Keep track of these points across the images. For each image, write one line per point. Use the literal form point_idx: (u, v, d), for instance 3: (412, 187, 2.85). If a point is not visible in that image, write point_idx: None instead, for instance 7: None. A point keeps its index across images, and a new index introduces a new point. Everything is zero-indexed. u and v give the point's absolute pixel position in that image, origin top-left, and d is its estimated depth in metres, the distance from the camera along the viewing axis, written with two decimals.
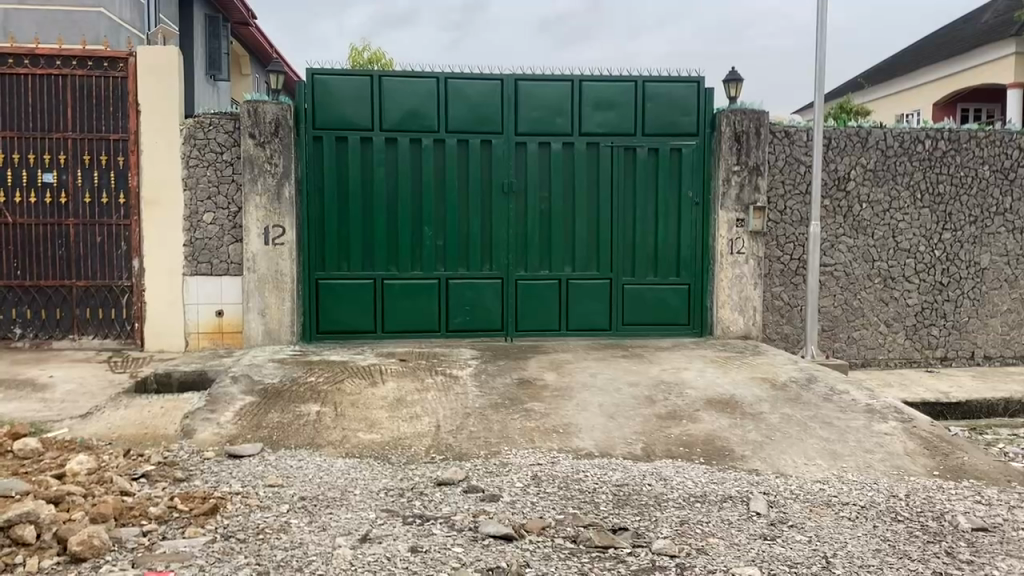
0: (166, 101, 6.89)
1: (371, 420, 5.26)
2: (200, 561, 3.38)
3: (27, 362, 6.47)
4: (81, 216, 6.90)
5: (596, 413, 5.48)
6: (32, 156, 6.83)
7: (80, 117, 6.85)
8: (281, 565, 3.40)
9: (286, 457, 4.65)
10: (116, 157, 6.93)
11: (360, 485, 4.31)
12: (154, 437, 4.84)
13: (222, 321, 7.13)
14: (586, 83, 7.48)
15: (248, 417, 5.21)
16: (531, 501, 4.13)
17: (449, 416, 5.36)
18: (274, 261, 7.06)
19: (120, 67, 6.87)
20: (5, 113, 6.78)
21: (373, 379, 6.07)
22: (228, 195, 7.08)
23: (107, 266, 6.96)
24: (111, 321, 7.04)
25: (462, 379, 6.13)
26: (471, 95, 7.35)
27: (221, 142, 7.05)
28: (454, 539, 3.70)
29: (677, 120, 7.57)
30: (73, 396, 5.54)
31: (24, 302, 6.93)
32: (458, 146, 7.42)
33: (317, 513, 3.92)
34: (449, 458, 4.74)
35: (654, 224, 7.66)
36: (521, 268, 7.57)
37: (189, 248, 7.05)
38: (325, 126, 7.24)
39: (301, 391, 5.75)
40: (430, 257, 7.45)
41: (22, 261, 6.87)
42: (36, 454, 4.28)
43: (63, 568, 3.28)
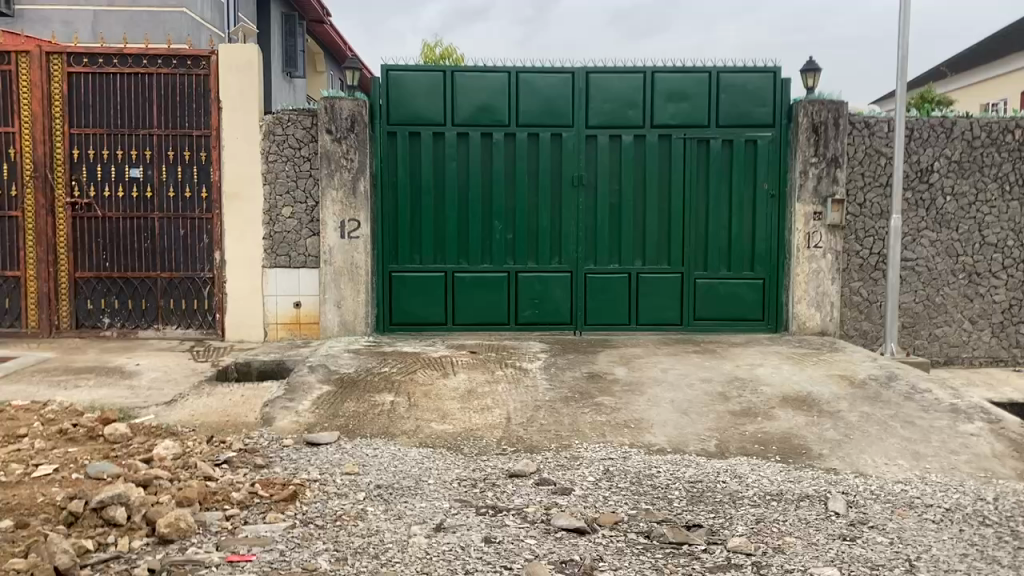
0: (246, 97, 7.05)
1: (444, 411, 5.32)
2: (281, 546, 3.47)
3: (116, 350, 6.75)
4: (167, 210, 7.15)
5: (668, 408, 5.43)
6: (120, 151, 7.10)
7: (165, 114, 7.09)
8: (358, 552, 3.46)
9: (363, 446, 4.73)
10: (199, 153, 7.14)
11: (434, 474, 4.37)
12: (235, 424, 4.99)
13: (300, 312, 7.28)
14: (659, 74, 7.40)
15: (326, 405, 5.33)
16: (603, 495, 4.12)
17: (520, 408, 5.38)
18: (350, 254, 7.18)
19: (203, 65, 7.07)
20: (95, 111, 7.06)
21: (444, 370, 6.12)
22: (306, 189, 7.21)
23: (191, 259, 7.20)
24: (194, 311, 7.28)
25: (532, 372, 6.14)
26: (542, 88, 7.35)
27: (300, 137, 7.18)
28: (527, 531, 3.71)
29: (752, 110, 7.42)
30: (159, 383, 5.75)
31: (112, 292, 7.22)
32: (530, 140, 7.42)
33: (392, 502, 3.99)
34: (521, 450, 4.76)
35: (728, 216, 7.55)
36: (591, 261, 7.53)
37: (269, 241, 7.21)
38: (399, 121, 7.33)
39: (376, 380, 5.86)
40: (502, 250, 7.48)
41: (112, 253, 7.16)
42: (126, 439, 4.45)
43: (152, 549, 3.41)
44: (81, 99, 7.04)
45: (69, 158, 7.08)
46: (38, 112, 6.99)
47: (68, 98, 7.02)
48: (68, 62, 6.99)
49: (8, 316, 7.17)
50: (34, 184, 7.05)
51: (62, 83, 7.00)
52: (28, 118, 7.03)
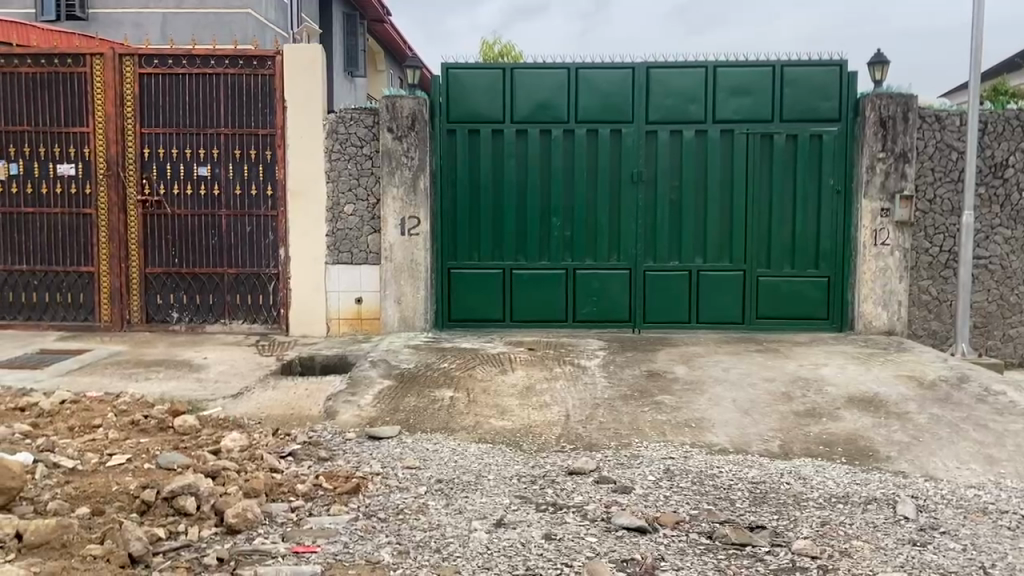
0: (310, 96, 7.16)
1: (503, 407, 5.33)
2: (345, 538, 3.53)
3: (184, 344, 6.94)
4: (233, 207, 7.31)
5: (730, 408, 5.35)
6: (189, 150, 7.28)
7: (232, 113, 7.24)
8: (420, 545, 3.50)
9: (423, 440, 4.77)
10: (264, 151, 7.28)
11: (494, 470, 4.39)
12: (300, 417, 5.08)
13: (361, 307, 7.38)
14: (721, 68, 7.29)
15: (387, 400, 5.40)
16: (664, 495, 4.08)
17: (579, 406, 5.37)
18: (409, 251, 7.25)
19: (268, 65, 7.20)
20: (165, 111, 7.25)
21: (503, 366, 6.14)
22: (367, 187, 7.30)
23: (256, 255, 7.35)
24: (259, 306, 7.42)
25: (591, 369, 6.12)
26: (602, 84, 7.31)
27: (362, 136, 7.27)
28: (588, 529, 3.70)
29: (818, 105, 7.28)
30: (226, 376, 5.89)
31: (180, 287, 7.41)
32: (589, 136, 7.38)
33: (453, 496, 4.02)
34: (580, 447, 4.74)
35: (792, 213, 7.42)
36: (650, 258, 7.47)
37: (331, 238, 7.32)
38: (458, 118, 7.37)
39: (435, 376, 5.90)
40: (560, 247, 7.46)
41: (180, 250, 7.35)
42: (194, 430, 4.57)
43: (220, 539, 3.49)
44: (152, 100, 7.24)
45: (140, 157, 7.29)
46: (111, 112, 7.22)
47: (140, 99, 7.23)
48: (139, 64, 7.20)
49: (82, 310, 7.42)
50: (108, 183, 7.27)
51: (134, 84, 7.20)
52: (101, 118, 7.26)
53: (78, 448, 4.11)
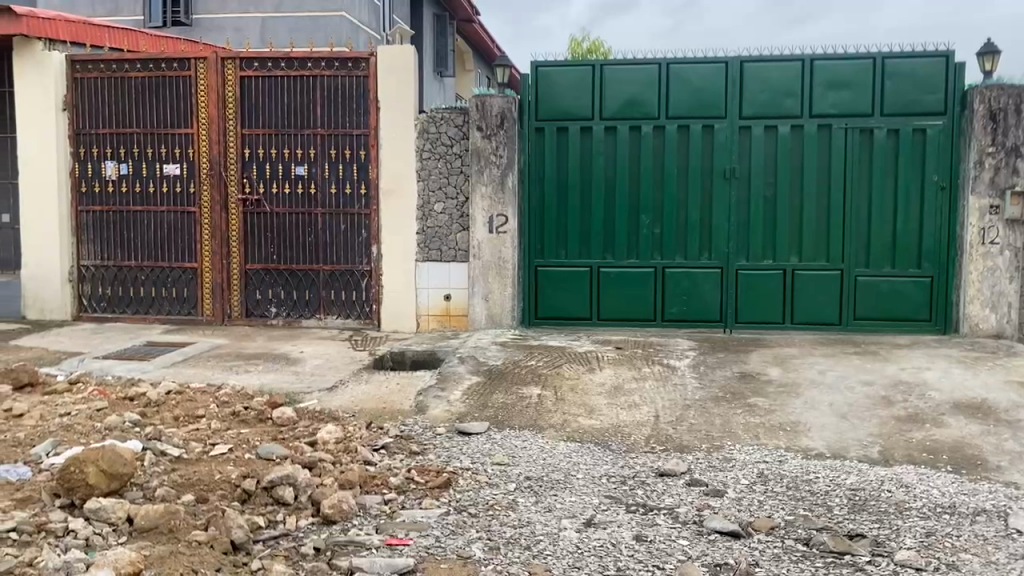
0: (403, 97, 7.28)
1: (591, 406, 5.30)
2: (437, 532, 3.57)
3: (282, 338, 7.15)
4: (329, 206, 7.49)
5: (827, 412, 5.19)
6: (287, 151, 7.49)
7: (328, 114, 7.42)
8: (510, 542, 3.51)
9: (513, 437, 4.79)
10: (358, 151, 7.44)
11: (583, 468, 4.37)
12: (392, 411, 5.16)
13: (450, 304, 7.45)
14: (818, 61, 7.08)
15: (476, 396, 5.44)
16: (757, 499, 3.98)
17: (669, 406, 5.29)
18: (498, 249, 7.30)
19: (362, 67, 7.35)
20: (265, 113, 7.49)
21: (590, 365, 6.11)
22: (456, 185, 7.37)
23: (350, 252, 7.51)
24: (353, 303, 7.59)
25: (681, 370, 6.02)
26: (694, 79, 7.19)
27: (452, 135, 7.34)
28: (679, 531, 3.64)
29: (922, 98, 6.99)
30: (321, 370, 6.04)
31: (277, 283, 7.63)
32: (680, 132, 7.27)
33: (542, 494, 4.02)
34: (670, 449, 4.68)
35: (893, 210, 7.15)
36: (742, 257, 7.31)
37: (421, 236, 7.43)
38: (547, 116, 7.37)
39: (523, 373, 5.92)
40: (649, 245, 7.37)
41: (278, 247, 7.57)
42: (292, 422, 4.71)
43: (317, 528, 3.59)
44: (253, 102, 7.49)
45: (241, 157, 7.54)
46: (214, 114, 7.50)
47: (241, 101, 7.48)
48: (241, 67, 7.45)
49: (186, 305, 7.73)
50: (211, 182, 7.55)
51: (236, 86, 7.46)
52: (205, 120, 7.54)
53: (183, 438, 4.28)
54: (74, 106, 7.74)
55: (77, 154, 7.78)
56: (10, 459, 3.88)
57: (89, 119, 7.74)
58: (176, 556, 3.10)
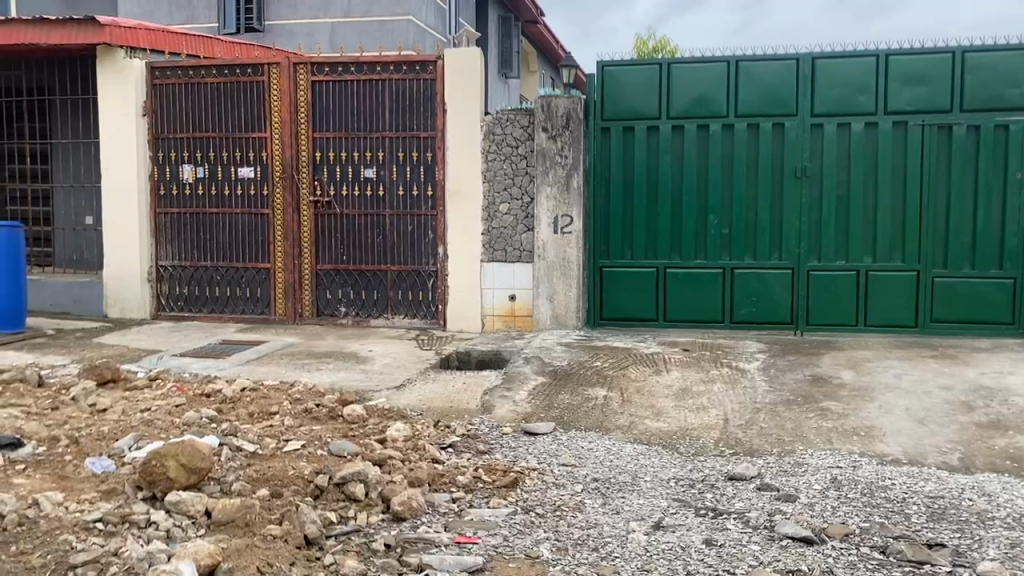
0: (469, 99, 7.33)
1: (658, 408, 5.26)
2: (505, 531, 3.59)
3: (350, 337, 7.27)
4: (397, 207, 7.60)
5: (903, 417, 5.05)
6: (356, 154, 7.62)
7: (396, 117, 7.53)
8: (578, 543, 3.51)
9: (579, 438, 4.77)
10: (425, 153, 7.52)
11: (651, 471, 4.33)
12: (459, 410, 5.20)
13: (515, 304, 7.48)
14: (894, 56, 6.89)
15: (542, 397, 5.45)
16: (831, 505, 3.89)
17: (739, 409, 5.21)
18: (563, 249, 7.28)
19: (430, 70, 7.43)
20: (334, 116, 7.62)
21: (658, 367, 6.05)
22: (522, 186, 7.39)
23: (417, 253, 7.61)
24: (419, 302, 7.68)
25: (750, 372, 5.93)
26: (765, 77, 7.06)
27: (518, 136, 7.37)
28: (750, 536, 3.59)
29: (1005, 92, 6.74)
30: (390, 368, 6.13)
31: (346, 283, 7.77)
32: (749, 130, 7.15)
33: (610, 496, 4.00)
34: (740, 453, 4.61)
35: (973, 209, 6.92)
36: (814, 257, 7.15)
37: (487, 237, 7.47)
38: (613, 116, 7.32)
39: (589, 374, 5.90)
40: (717, 246, 7.26)
41: (348, 247, 7.70)
42: (362, 419, 4.79)
43: (387, 525, 3.64)
44: (323, 105, 7.64)
45: (313, 160, 7.70)
46: (286, 118, 7.66)
47: (312, 105, 7.64)
48: (312, 72, 7.61)
49: (259, 304, 7.92)
50: (283, 185, 7.73)
51: (307, 90, 7.62)
52: (278, 124, 7.71)
53: (258, 434, 4.38)
54: (154, 111, 8.00)
55: (156, 158, 8.04)
56: (95, 452, 4.04)
57: (168, 124, 8.00)
58: (252, 550, 3.18)
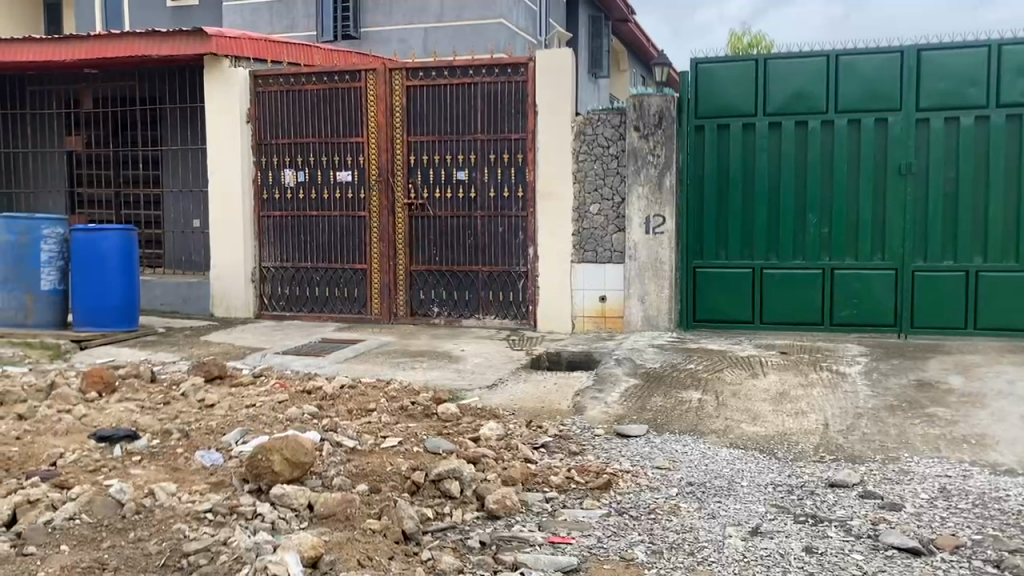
0: (561, 100, 7.36)
1: (755, 412, 5.15)
2: (599, 532, 3.59)
3: (444, 336, 7.39)
4: (488, 209, 7.67)
5: (1018, 425, 4.80)
6: (448, 156, 7.73)
7: (488, 119, 7.60)
8: (673, 547, 3.47)
9: (673, 441, 4.72)
10: (516, 154, 7.57)
11: (748, 476, 4.25)
12: (551, 411, 5.21)
13: (606, 305, 7.45)
14: (1006, 46, 6.59)
15: (635, 399, 5.41)
16: (939, 516, 3.74)
17: (839, 414, 5.06)
18: (654, 250, 7.22)
19: (521, 72, 7.49)
20: (429, 119, 7.75)
21: (754, 370, 5.93)
22: (613, 186, 7.37)
23: (508, 253, 7.66)
24: (510, 303, 7.74)
25: (852, 376, 5.75)
26: (866, 71, 6.83)
27: (609, 136, 7.36)
28: (853, 545, 3.48)
29: None
30: (482, 368, 6.19)
31: (439, 284, 7.89)
32: (850, 126, 6.93)
33: (705, 500, 3.94)
34: (841, 459, 4.47)
35: None
36: (920, 257, 6.88)
37: (578, 237, 7.48)
38: (707, 114, 7.19)
39: (682, 377, 5.83)
40: (816, 245, 7.05)
41: (441, 249, 7.82)
42: (456, 418, 4.86)
43: (482, 522, 3.69)
44: (418, 109, 7.78)
45: (407, 162, 7.85)
46: (383, 123, 7.84)
47: (407, 110, 7.80)
48: (407, 77, 7.77)
49: (356, 304, 8.12)
50: (379, 187, 7.90)
51: (403, 96, 7.78)
52: (374, 129, 7.90)
53: (356, 430, 4.50)
54: (256, 118, 8.30)
55: (259, 163, 8.34)
56: (205, 445, 4.21)
57: (269, 130, 8.28)
58: (353, 543, 3.27)
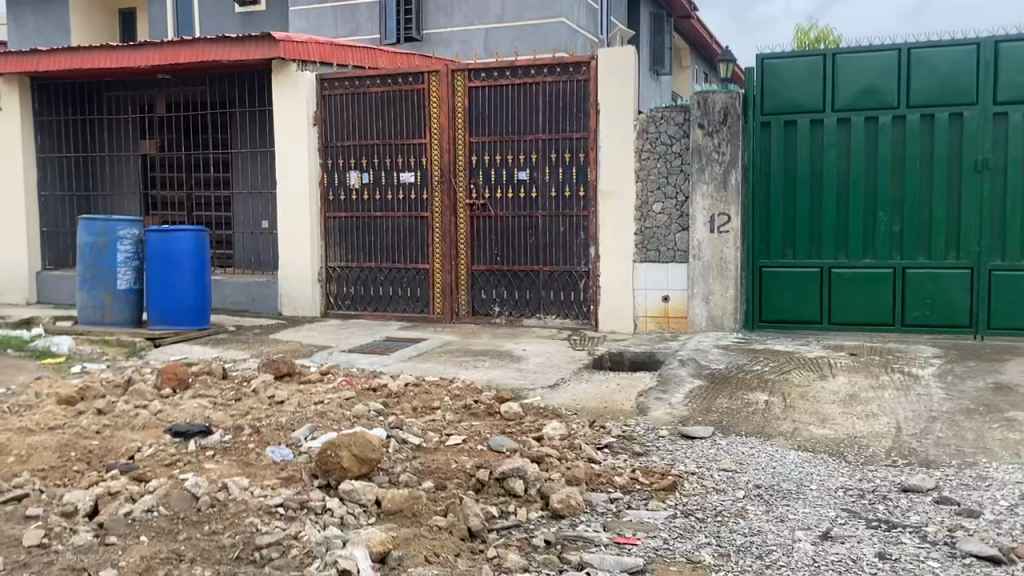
0: (623, 99, 7.32)
1: (824, 415, 5.04)
2: (665, 534, 3.56)
3: (505, 335, 7.43)
4: (549, 209, 7.67)
5: None
6: (510, 156, 7.75)
7: (550, 119, 7.60)
8: (741, 550, 3.43)
9: (739, 443, 4.66)
10: (578, 154, 7.55)
11: (817, 480, 4.16)
12: (614, 411, 5.19)
13: (669, 305, 7.39)
14: None
15: (700, 400, 5.35)
16: (1020, 523, 3.61)
17: (912, 418, 4.92)
18: (719, 248, 7.12)
19: (583, 70, 7.47)
20: (491, 120, 7.79)
21: (822, 371, 5.81)
22: (676, 185, 7.30)
23: (569, 253, 7.65)
24: (571, 303, 7.73)
25: (925, 379, 5.58)
26: (940, 64, 6.64)
27: (672, 134, 7.29)
28: (929, 552, 3.38)
29: None
30: (544, 368, 6.20)
31: (501, 284, 7.93)
32: (923, 122, 6.73)
33: (773, 503, 3.88)
34: (915, 463, 4.35)
35: None
36: (997, 256, 6.67)
37: (640, 237, 7.43)
38: (773, 111, 7.06)
39: (748, 378, 5.74)
40: (887, 244, 6.87)
41: (502, 249, 7.85)
42: (519, 417, 4.87)
43: (547, 522, 3.70)
44: (480, 110, 7.82)
45: (469, 163, 7.90)
46: (445, 124, 7.91)
47: (469, 111, 7.85)
48: (469, 78, 7.81)
49: (419, 303, 8.21)
50: (442, 188, 7.97)
51: (465, 96, 7.84)
52: (437, 130, 7.97)
53: (421, 428, 4.55)
54: (323, 120, 8.45)
55: (325, 165, 8.49)
56: (275, 441, 4.31)
57: (335, 133, 8.42)
58: (420, 539, 3.31)
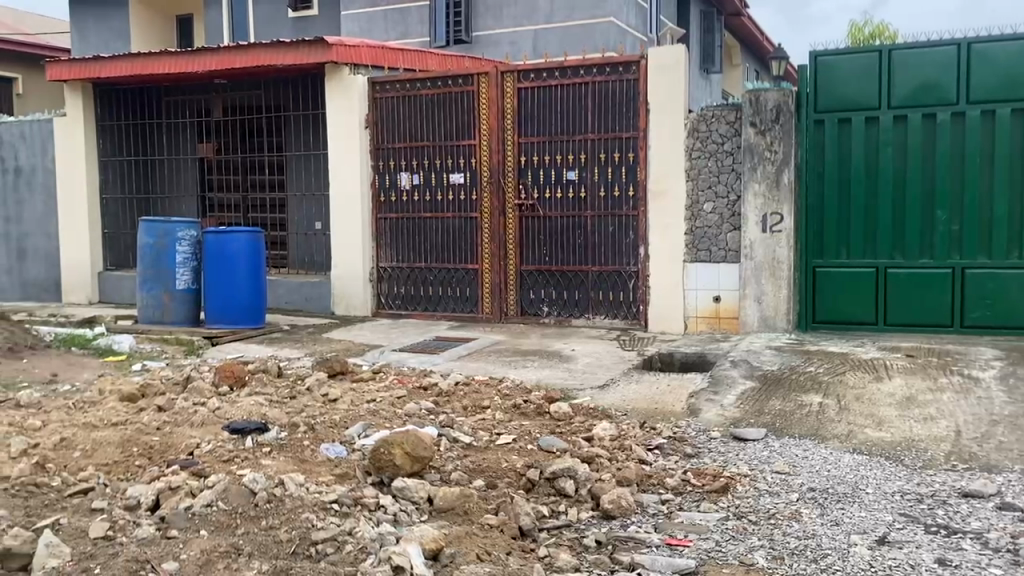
0: (674, 98, 7.27)
1: (879, 417, 4.95)
2: (717, 536, 3.54)
3: (554, 336, 7.43)
4: (598, 208, 7.66)
5: None
6: (559, 157, 7.76)
7: (599, 119, 7.59)
8: (795, 553, 3.39)
9: (793, 446, 4.60)
10: (627, 154, 7.53)
11: (872, 483, 4.09)
12: (664, 412, 5.17)
13: (720, 306, 7.32)
14: None
15: (752, 402, 5.29)
16: None
17: (972, 421, 4.81)
18: (772, 248, 7.08)
19: (633, 70, 7.45)
20: (541, 120, 7.80)
21: (878, 373, 5.71)
22: (728, 184, 7.23)
23: (618, 253, 7.63)
24: (620, 304, 7.71)
25: (986, 381, 5.44)
26: (1001, 59, 6.47)
27: (723, 133, 7.22)
28: (991, 559, 3.31)
29: None
30: (593, 368, 6.19)
31: (550, 284, 7.94)
32: (983, 118, 6.57)
33: (828, 506, 3.83)
34: (975, 467, 4.26)
35: None
36: None
37: (691, 237, 7.38)
38: (827, 108, 6.94)
39: (801, 379, 5.67)
40: (946, 243, 6.71)
41: (551, 249, 7.86)
42: (569, 417, 4.88)
43: (598, 522, 3.70)
44: (530, 110, 7.84)
45: (518, 163, 7.92)
46: (495, 124, 7.94)
47: (518, 112, 7.88)
48: (519, 79, 7.84)
49: (469, 303, 8.27)
50: (491, 188, 8.01)
51: (514, 97, 7.86)
52: (486, 131, 8.01)
53: (472, 427, 4.58)
54: (374, 123, 8.55)
55: (377, 167, 8.59)
56: (329, 438, 4.38)
57: (386, 135, 8.51)
58: (473, 537, 3.35)
